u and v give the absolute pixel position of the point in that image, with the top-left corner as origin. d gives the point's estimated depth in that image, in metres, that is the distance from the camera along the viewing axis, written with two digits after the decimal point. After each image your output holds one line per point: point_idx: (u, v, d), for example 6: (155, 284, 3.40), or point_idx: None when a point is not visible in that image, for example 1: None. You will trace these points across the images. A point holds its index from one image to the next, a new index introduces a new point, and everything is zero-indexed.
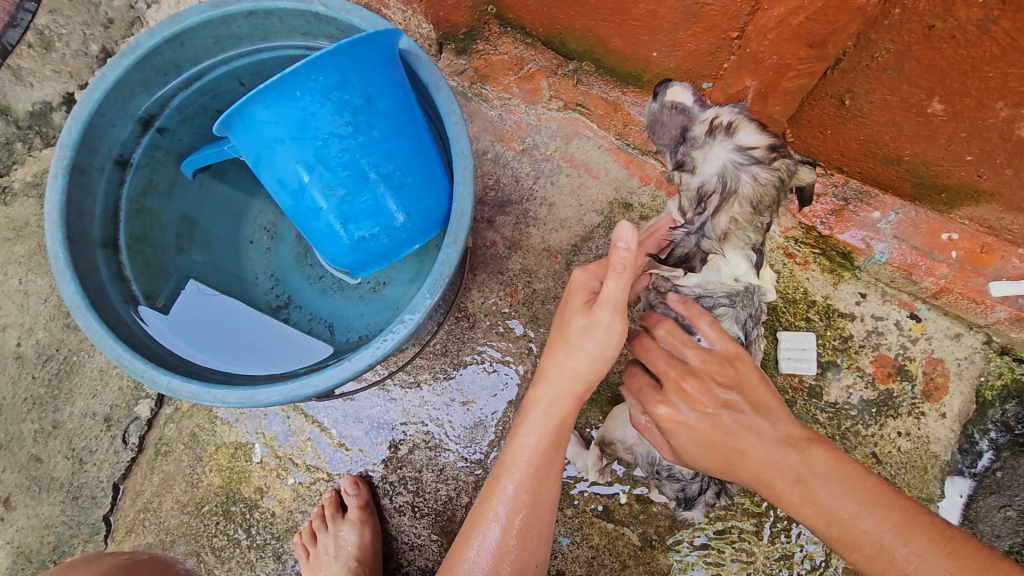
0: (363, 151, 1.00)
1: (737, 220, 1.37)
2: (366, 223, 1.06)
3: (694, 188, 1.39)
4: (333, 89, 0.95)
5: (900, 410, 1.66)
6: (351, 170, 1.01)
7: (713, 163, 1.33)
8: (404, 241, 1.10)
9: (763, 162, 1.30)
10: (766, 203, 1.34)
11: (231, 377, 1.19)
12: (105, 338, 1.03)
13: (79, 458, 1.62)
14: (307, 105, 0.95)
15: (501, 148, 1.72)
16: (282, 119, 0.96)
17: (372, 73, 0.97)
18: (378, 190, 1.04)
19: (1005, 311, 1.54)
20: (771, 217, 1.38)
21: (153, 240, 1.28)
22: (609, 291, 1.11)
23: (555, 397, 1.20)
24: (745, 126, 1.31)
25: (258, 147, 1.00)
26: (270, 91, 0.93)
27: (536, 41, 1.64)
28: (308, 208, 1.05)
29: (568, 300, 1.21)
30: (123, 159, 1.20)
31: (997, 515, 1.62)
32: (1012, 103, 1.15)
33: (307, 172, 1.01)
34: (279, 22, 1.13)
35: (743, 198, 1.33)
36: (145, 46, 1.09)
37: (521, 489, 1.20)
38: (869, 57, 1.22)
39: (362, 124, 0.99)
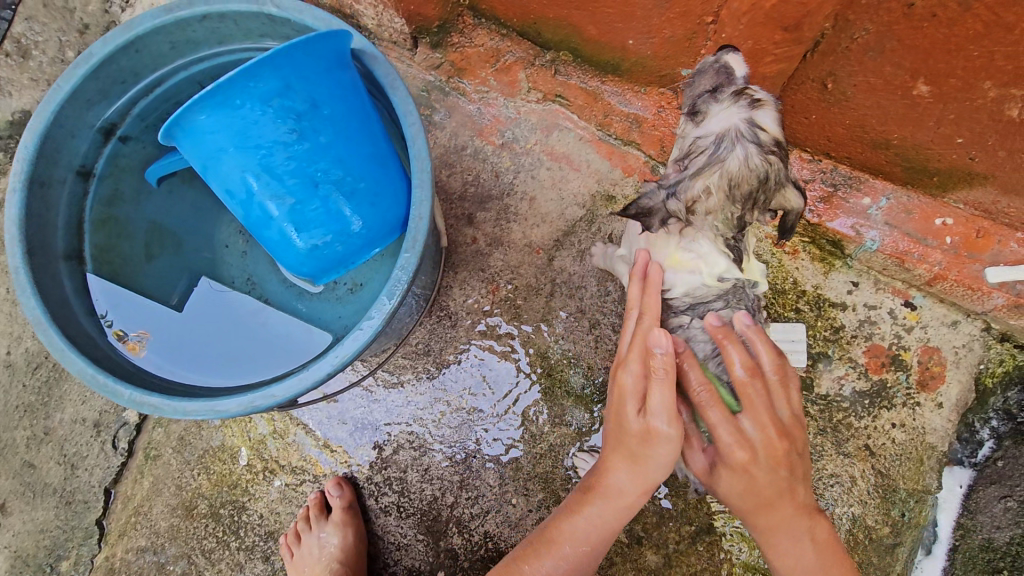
0: (310, 157, 1.01)
1: (716, 206, 1.32)
2: (317, 231, 1.07)
3: (692, 144, 1.34)
4: (274, 96, 0.95)
5: (894, 401, 1.62)
6: (299, 178, 1.02)
7: (714, 124, 1.29)
8: (359, 247, 1.12)
9: (754, 147, 1.25)
10: (745, 194, 1.29)
11: (192, 389, 1.21)
12: (66, 352, 1.06)
13: (71, 463, 1.64)
14: (248, 112, 0.95)
15: (480, 143, 1.68)
16: (223, 128, 0.96)
17: (315, 77, 0.97)
18: (329, 197, 1.05)
19: (1003, 298, 1.50)
20: (748, 215, 1.33)
21: (121, 249, 1.29)
22: (658, 399, 1.17)
23: (611, 494, 1.26)
24: (769, 111, 1.25)
25: (203, 158, 1.00)
26: (209, 100, 0.92)
27: (512, 31, 1.60)
28: (258, 217, 1.06)
29: (621, 404, 1.25)
30: (85, 169, 1.22)
31: (996, 505, 1.55)
32: (1001, 83, 1.09)
33: (254, 181, 1.01)
34: (234, 24, 1.13)
35: (726, 171, 1.28)
36: (98, 54, 1.10)
37: (559, 563, 1.28)
38: (849, 38, 1.17)
39: (308, 130, 1.00)
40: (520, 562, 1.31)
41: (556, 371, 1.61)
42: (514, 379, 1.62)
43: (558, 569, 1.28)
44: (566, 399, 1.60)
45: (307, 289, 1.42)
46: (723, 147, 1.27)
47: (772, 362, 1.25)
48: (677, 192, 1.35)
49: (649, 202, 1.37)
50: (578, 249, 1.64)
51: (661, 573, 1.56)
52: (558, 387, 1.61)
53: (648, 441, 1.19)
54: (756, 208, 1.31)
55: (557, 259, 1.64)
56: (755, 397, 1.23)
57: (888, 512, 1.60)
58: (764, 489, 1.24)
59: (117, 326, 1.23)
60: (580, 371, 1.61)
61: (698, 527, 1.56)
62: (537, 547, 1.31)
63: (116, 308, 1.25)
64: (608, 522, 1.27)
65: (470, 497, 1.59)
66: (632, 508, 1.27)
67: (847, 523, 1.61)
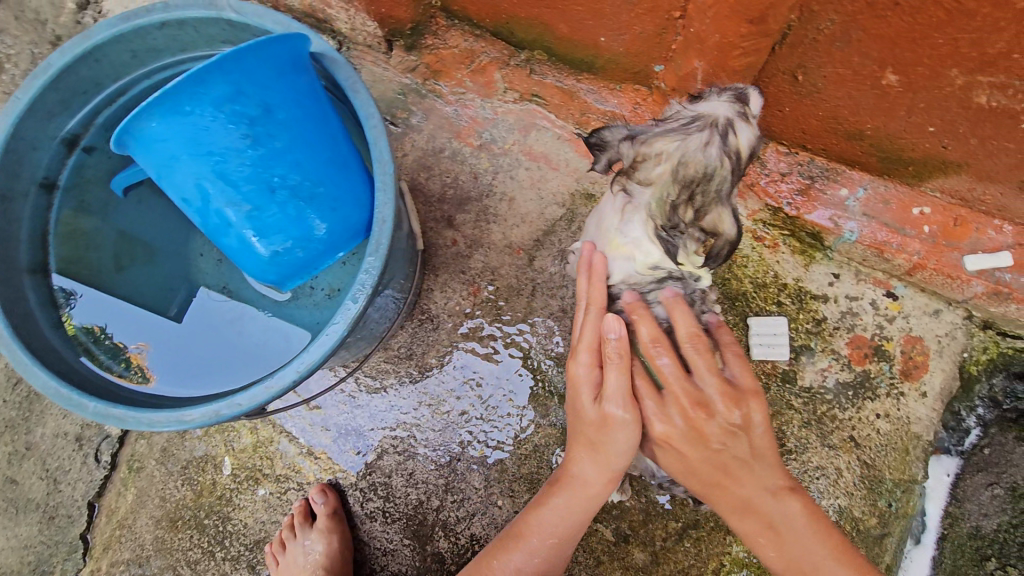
0: (265, 162, 1.04)
1: (658, 180, 1.25)
2: (277, 237, 1.11)
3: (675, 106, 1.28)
4: (225, 101, 0.97)
5: (878, 391, 1.61)
6: (254, 184, 1.05)
7: (698, 108, 1.22)
8: (320, 251, 1.16)
9: (716, 139, 1.18)
10: (686, 179, 1.22)
11: (160, 401, 1.23)
12: (30, 367, 1.05)
13: (54, 478, 1.63)
14: (199, 119, 0.97)
15: (458, 144, 1.67)
16: (175, 135, 0.99)
17: (267, 81, 0.99)
18: (287, 202, 1.08)
19: (982, 285, 1.50)
20: (681, 208, 1.27)
21: (89, 261, 1.30)
22: (612, 385, 1.25)
23: (580, 482, 1.29)
24: (744, 124, 1.19)
25: (158, 165, 1.03)
26: (158, 106, 0.94)
27: (485, 32, 1.60)
28: (216, 224, 1.09)
29: (577, 395, 1.30)
30: (49, 181, 1.23)
31: (984, 493, 1.56)
32: (967, 70, 1.09)
33: (209, 187, 1.04)
34: (194, 31, 1.14)
35: (680, 146, 1.20)
36: (56, 65, 1.10)
37: (531, 558, 1.29)
38: (816, 30, 1.17)
39: (261, 135, 1.02)
40: (491, 557, 1.32)
41: (538, 372, 1.61)
42: (497, 380, 1.62)
43: (529, 563, 1.29)
44: (550, 399, 1.60)
45: (278, 297, 1.41)
46: (690, 126, 1.20)
47: (691, 329, 1.30)
48: (636, 138, 1.28)
49: (608, 136, 1.35)
50: (558, 248, 1.63)
51: (648, 571, 1.55)
52: (542, 387, 1.60)
53: (604, 428, 1.26)
54: (698, 205, 1.25)
55: (538, 259, 1.63)
56: (698, 358, 1.28)
57: (875, 503, 1.60)
58: (698, 465, 1.28)
59: (113, 338, 1.29)
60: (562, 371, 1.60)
61: (685, 524, 1.56)
62: (508, 540, 1.32)
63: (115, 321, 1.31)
64: (578, 513, 1.30)
65: (456, 500, 1.59)
66: (601, 495, 1.31)
67: (834, 516, 1.60)
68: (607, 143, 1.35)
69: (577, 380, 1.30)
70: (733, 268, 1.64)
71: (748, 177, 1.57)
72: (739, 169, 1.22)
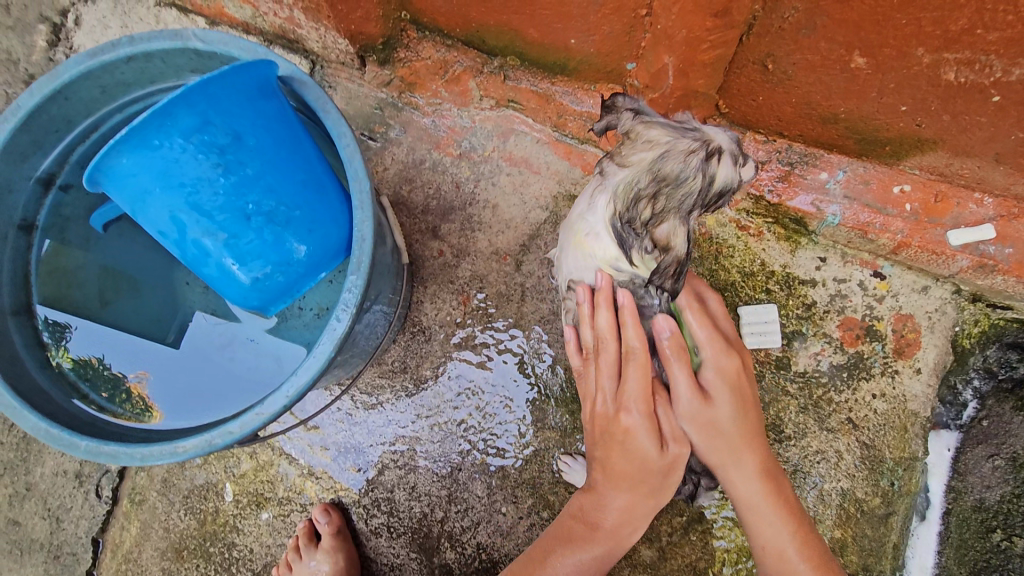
0: (238, 189, 1.05)
1: (633, 164, 1.22)
2: (256, 263, 1.12)
3: (681, 119, 1.24)
4: (193, 132, 0.98)
5: (872, 371, 1.62)
6: (229, 213, 1.06)
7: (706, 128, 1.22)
8: (301, 274, 1.17)
9: (700, 153, 1.15)
10: (659, 174, 1.18)
11: (151, 434, 1.22)
12: (19, 411, 1.05)
13: (56, 516, 1.63)
14: (168, 152, 0.98)
15: (438, 155, 1.67)
16: (144, 170, 0.99)
17: (234, 111, 1.00)
18: (263, 228, 1.09)
19: (967, 260, 1.48)
20: (642, 204, 1.23)
21: (73, 298, 1.30)
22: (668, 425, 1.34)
23: (613, 526, 1.37)
24: (724, 160, 1.18)
25: (130, 200, 1.03)
26: (126, 143, 0.94)
27: (456, 41, 1.59)
28: (195, 254, 1.10)
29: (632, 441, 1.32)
30: (27, 223, 1.23)
31: (985, 465, 1.56)
32: (932, 48, 1.09)
33: (184, 218, 1.05)
34: (162, 63, 1.15)
35: (669, 146, 1.17)
36: (26, 106, 1.10)
37: None
38: (780, 19, 1.18)
39: (232, 163, 1.03)
40: None
41: (534, 376, 1.61)
42: (494, 388, 1.62)
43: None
44: (547, 403, 1.60)
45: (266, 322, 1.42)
46: (687, 132, 1.18)
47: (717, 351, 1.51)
48: (639, 115, 1.23)
49: (619, 101, 1.28)
50: (545, 252, 1.64)
51: (656, 568, 1.56)
52: (538, 392, 1.61)
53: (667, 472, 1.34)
54: (660, 209, 1.22)
55: (525, 264, 1.63)
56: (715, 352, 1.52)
57: (877, 483, 1.61)
58: (729, 421, 1.36)
59: (110, 369, 1.31)
60: (558, 373, 1.60)
61: (690, 517, 1.56)
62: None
63: (112, 351, 1.32)
64: (605, 554, 1.38)
65: (460, 511, 1.59)
66: (631, 534, 1.41)
67: (837, 498, 1.61)
68: (615, 107, 1.27)
69: (631, 430, 1.31)
70: (719, 259, 1.65)
71: None
72: (705, 198, 1.20)
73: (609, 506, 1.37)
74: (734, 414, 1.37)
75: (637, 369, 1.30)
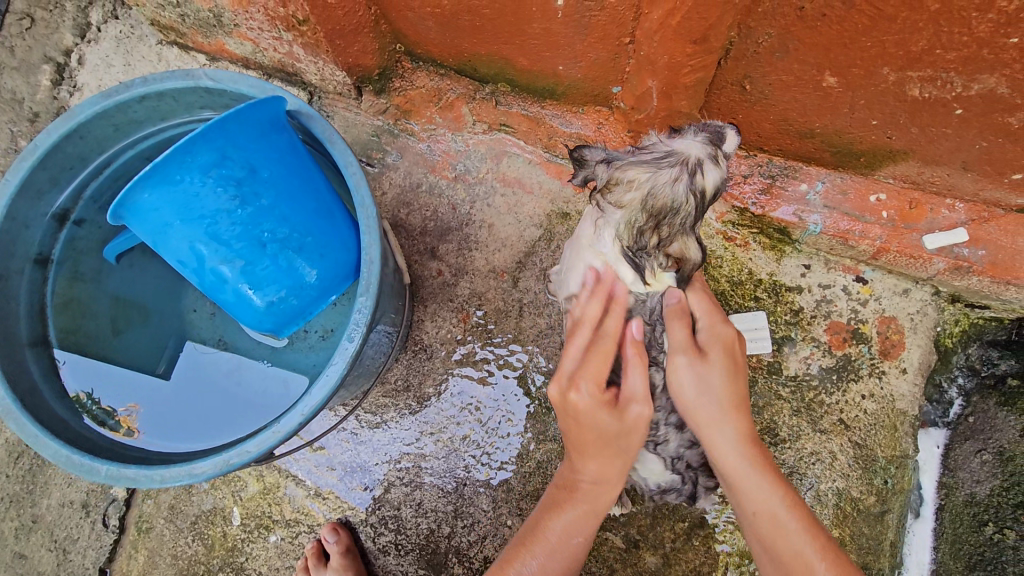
0: (253, 218, 1.10)
1: (628, 205, 1.33)
2: (272, 288, 1.17)
3: (654, 144, 1.34)
4: (212, 167, 1.03)
5: (860, 372, 1.67)
6: (246, 241, 1.12)
7: (674, 142, 1.30)
8: (313, 296, 1.22)
9: (685, 177, 1.27)
10: (655, 209, 1.31)
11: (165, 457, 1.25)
12: (40, 439, 1.07)
13: (63, 548, 1.63)
14: (188, 186, 1.03)
15: (434, 178, 1.73)
16: (166, 204, 1.04)
17: (249, 145, 1.05)
18: (277, 255, 1.15)
19: (944, 262, 1.55)
20: (647, 234, 1.36)
21: (86, 329, 1.34)
22: (634, 381, 1.28)
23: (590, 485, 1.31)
24: (709, 164, 1.28)
25: (151, 233, 1.08)
26: (149, 180, 1.00)
27: (449, 70, 1.67)
28: (212, 282, 1.15)
29: (597, 419, 1.24)
30: (42, 257, 1.27)
31: (974, 460, 1.60)
32: (897, 67, 1.17)
33: (202, 248, 1.10)
34: (173, 101, 1.20)
35: (655, 181, 1.28)
36: (43, 145, 1.15)
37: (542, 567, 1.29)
38: (755, 43, 1.26)
39: (248, 194, 1.09)
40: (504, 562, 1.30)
41: (535, 390, 1.65)
42: (497, 402, 1.66)
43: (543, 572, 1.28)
44: (549, 416, 1.64)
45: (273, 344, 1.47)
46: (664, 161, 1.28)
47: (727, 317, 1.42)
48: (613, 164, 1.35)
49: (587, 153, 1.39)
50: (540, 268, 1.69)
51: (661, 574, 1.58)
52: (539, 405, 1.64)
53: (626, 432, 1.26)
54: (665, 232, 1.35)
55: (522, 281, 1.69)
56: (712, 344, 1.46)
57: (871, 481, 1.65)
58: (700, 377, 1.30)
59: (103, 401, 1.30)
60: None
61: (692, 522, 1.59)
62: (522, 550, 1.31)
63: (110, 377, 1.33)
64: (585, 517, 1.32)
65: (466, 525, 1.61)
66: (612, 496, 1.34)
67: (834, 498, 1.65)
68: (585, 161, 1.39)
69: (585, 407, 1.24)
70: (709, 270, 1.71)
71: None
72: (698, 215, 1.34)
73: (583, 469, 1.31)
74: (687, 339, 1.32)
75: (600, 354, 1.27)
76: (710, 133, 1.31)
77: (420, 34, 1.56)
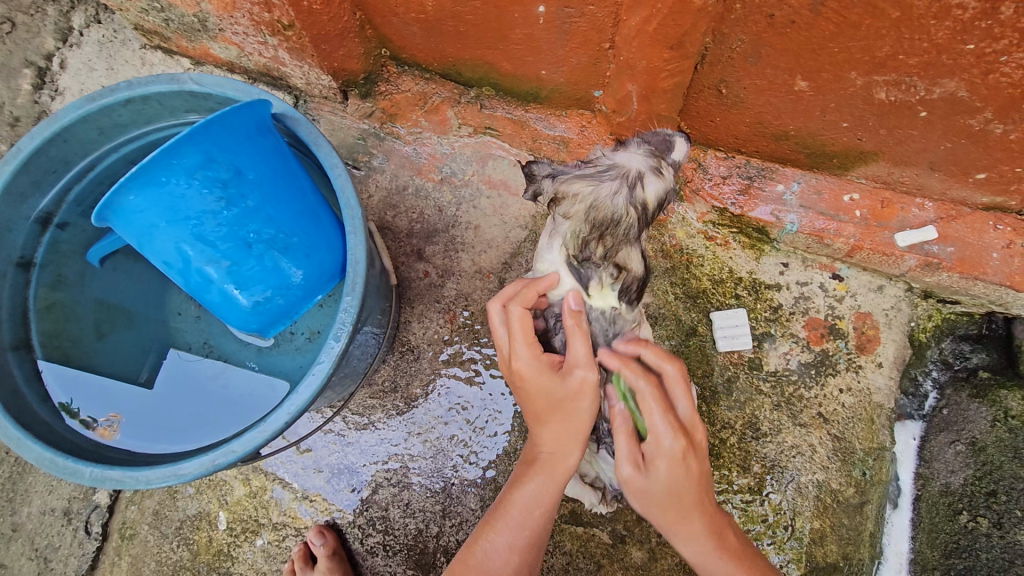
0: (239, 219, 1.12)
1: (573, 216, 1.44)
2: (257, 287, 1.18)
3: (600, 158, 1.49)
4: (197, 169, 1.04)
5: (838, 367, 1.72)
6: (231, 242, 1.13)
7: (618, 155, 1.45)
8: (299, 297, 1.23)
9: (625, 189, 1.40)
10: (597, 220, 1.42)
11: (151, 459, 1.25)
12: (23, 441, 1.07)
13: (45, 557, 1.61)
14: (174, 188, 1.04)
15: (420, 181, 1.75)
16: (152, 206, 1.05)
17: (234, 147, 1.06)
18: (263, 255, 1.16)
19: (915, 259, 1.60)
20: (593, 244, 1.44)
21: (69, 332, 1.33)
22: (578, 350, 1.27)
23: (551, 454, 1.32)
24: (649, 178, 1.41)
25: (137, 234, 1.09)
26: (134, 182, 1.01)
27: (435, 75, 1.70)
28: (198, 282, 1.16)
29: (545, 381, 1.26)
30: (25, 260, 1.26)
31: (948, 451, 1.65)
32: (864, 71, 1.22)
33: (188, 249, 1.11)
34: (159, 104, 1.21)
35: (597, 196, 1.42)
36: (27, 149, 1.15)
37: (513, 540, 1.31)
38: (729, 49, 1.30)
39: (234, 196, 1.10)
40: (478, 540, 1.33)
41: None
42: (484, 402, 1.67)
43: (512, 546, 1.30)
44: None
45: (260, 344, 1.48)
46: (605, 175, 1.42)
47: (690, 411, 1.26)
48: (557, 178, 1.52)
49: (537, 170, 1.61)
50: (526, 268, 1.72)
51: (647, 568, 1.60)
52: None
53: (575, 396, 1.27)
54: (614, 235, 1.43)
55: (508, 281, 1.71)
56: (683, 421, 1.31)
57: (850, 473, 1.69)
58: (662, 493, 1.24)
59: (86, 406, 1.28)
60: None
61: None
62: (486, 527, 1.34)
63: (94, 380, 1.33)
64: (552, 488, 1.32)
65: (454, 524, 1.62)
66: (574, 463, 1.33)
67: (814, 490, 1.69)
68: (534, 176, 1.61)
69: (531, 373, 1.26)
70: (691, 268, 1.75)
71: (692, 182, 1.70)
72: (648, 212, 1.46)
73: (540, 439, 1.32)
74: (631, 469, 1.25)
75: (525, 320, 1.27)
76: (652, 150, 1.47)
77: (405, 38, 1.58)
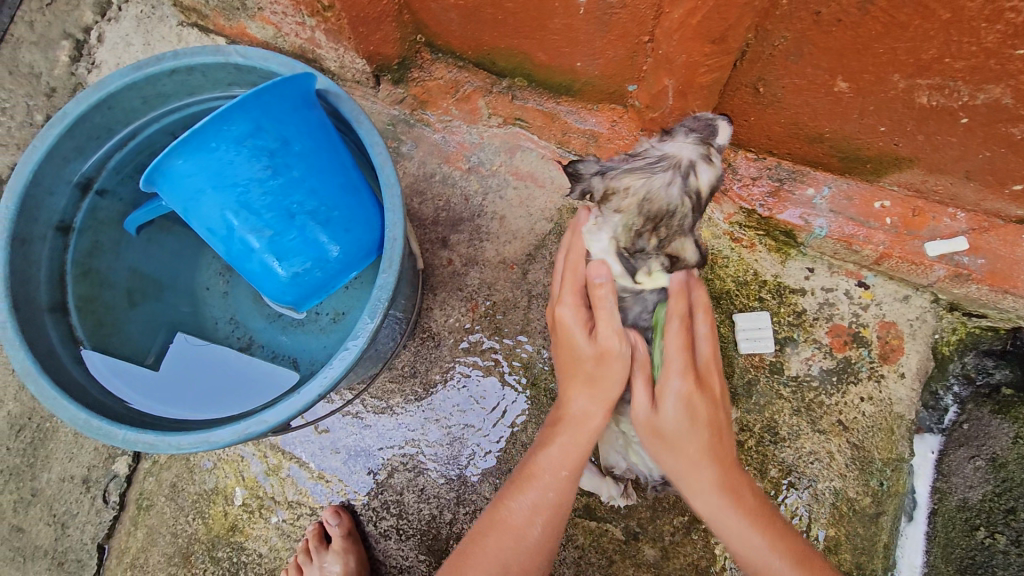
0: (283, 190, 1.12)
1: (625, 210, 1.33)
2: (297, 260, 1.19)
3: (646, 149, 1.35)
4: (247, 136, 1.06)
5: (859, 375, 1.70)
6: (276, 211, 1.14)
7: (666, 145, 1.31)
8: (337, 271, 1.23)
9: (678, 179, 1.27)
10: (651, 213, 1.30)
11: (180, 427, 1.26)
12: (58, 400, 1.09)
13: (62, 523, 1.64)
14: (223, 154, 1.06)
15: (447, 169, 1.76)
16: (199, 170, 1.07)
17: (283, 117, 1.08)
18: (305, 226, 1.16)
19: (944, 269, 1.59)
20: (645, 237, 1.34)
21: (102, 299, 1.35)
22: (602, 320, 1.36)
23: (578, 416, 1.40)
24: (702, 164, 1.28)
25: (183, 200, 1.11)
26: (185, 146, 1.03)
27: (468, 63, 1.68)
28: (239, 251, 1.17)
29: (571, 336, 1.41)
30: (64, 224, 1.28)
31: (967, 466, 1.64)
32: (907, 74, 1.21)
33: (233, 217, 1.12)
34: (203, 77, 1.23)
35: (650, 187, 1.28)
36: (73, 113, 1.17)
37: (546, 493, 1.36)
38: (770, 46, 1.29)
39: (280, 165, 1.11)
40: (502, 503, 1.38)
41: (540, 381, 1.66)
42: (502, 392, 1.67)
43: (538, 501, 1.35)
44: None
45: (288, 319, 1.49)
46: (657, 165, 1.28)
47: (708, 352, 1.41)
48: (605, 175, 1.36)
49: (581, 169, 1.41)
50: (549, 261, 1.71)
51: (659, 567, 1.60)
52: (545, 396, 1.65)
53: (602, 360, 1.38)
54: (669, 227, 1.33)
55: (531, 272, 1.70)
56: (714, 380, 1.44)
57: (867, 483, 1.68)
58: (676, 430, 1.35)
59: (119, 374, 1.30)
60: None
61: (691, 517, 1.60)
62: (514, 488, 1.38)
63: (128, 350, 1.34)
64: (574, 448, 1.38)
65: (468, 512, 1.62)
66: (597, 425, 1.41)
67: (830, 497, 1.68)
68: (579, 174, 1.41)
69: (566, 321, 1.41)
70: (715, 269, 1.75)
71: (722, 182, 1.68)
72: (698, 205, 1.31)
73: (571, 400, 1.42)
74: (649, 418, 1.38)
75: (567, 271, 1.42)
76: (700, 137, 1.33)
77: (442, 25, 1.57)
